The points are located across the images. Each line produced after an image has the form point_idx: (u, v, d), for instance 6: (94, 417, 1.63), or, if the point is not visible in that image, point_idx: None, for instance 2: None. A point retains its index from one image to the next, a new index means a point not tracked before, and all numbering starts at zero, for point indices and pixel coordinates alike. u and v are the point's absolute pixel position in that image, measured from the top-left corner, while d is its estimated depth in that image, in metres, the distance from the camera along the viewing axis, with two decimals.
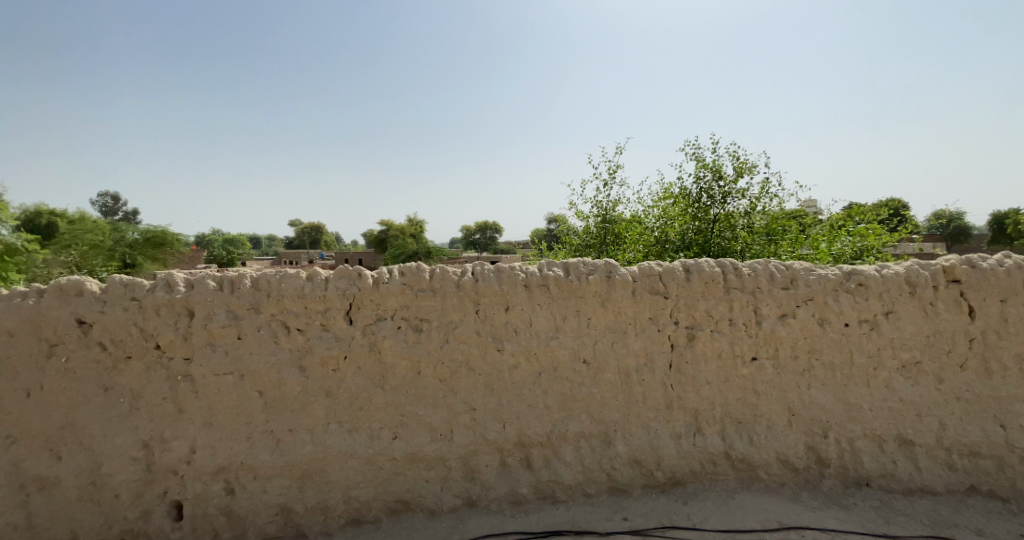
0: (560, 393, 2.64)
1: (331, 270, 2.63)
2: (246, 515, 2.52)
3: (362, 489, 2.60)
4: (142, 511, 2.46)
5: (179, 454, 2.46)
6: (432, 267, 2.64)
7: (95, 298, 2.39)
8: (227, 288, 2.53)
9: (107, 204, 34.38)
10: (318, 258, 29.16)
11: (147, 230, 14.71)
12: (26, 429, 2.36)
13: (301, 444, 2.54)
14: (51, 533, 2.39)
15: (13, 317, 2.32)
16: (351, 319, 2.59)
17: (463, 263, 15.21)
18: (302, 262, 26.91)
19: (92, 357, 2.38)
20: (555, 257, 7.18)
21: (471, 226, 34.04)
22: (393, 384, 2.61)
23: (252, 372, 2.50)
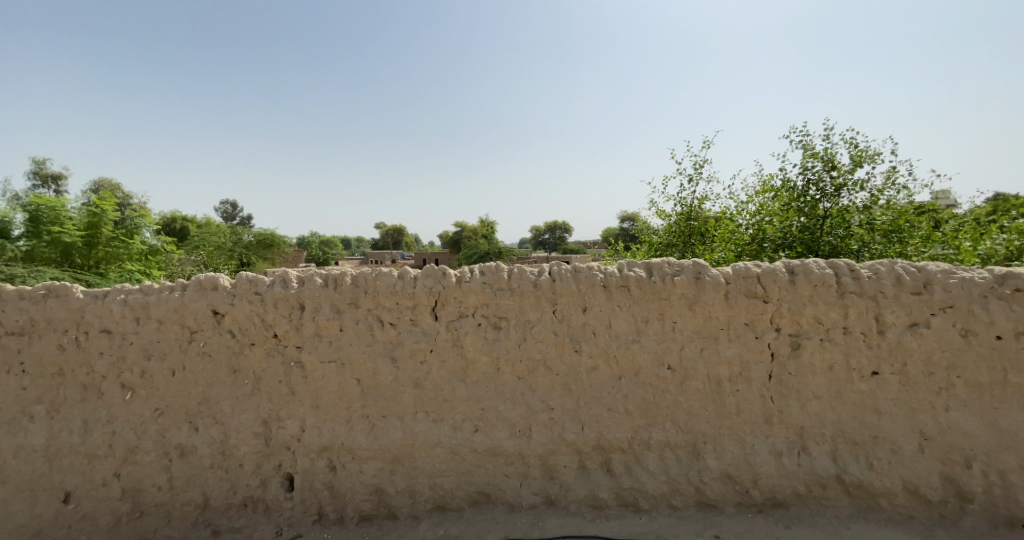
0: (643, 398, 2.54)
1: (418, 269, 2.78)
2: (346, 492, 2.75)
3: (446, 478, 2.71)
4: (260, 480, 2.79)
5: (291, 431, 2.76)
6: (511, 266, 2.68)
7: (226, 292, 2.75)
8: (331, 285, 2.78)
9: (228, 211, 39.51)
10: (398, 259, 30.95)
11: (258, 234, 16.78)
12: (173, 402, 2.78)
13: (392, 431, 2.72)
14: (191, 492, 2.79)
15: (164, 306, 2.74)
16: (436, 315, 2.72)
17: (531, 263, 15.19)
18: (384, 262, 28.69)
19: (224, 342, 2.75)
20: (634, 256, 6.94)
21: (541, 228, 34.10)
22: (474, 379, 2.69)
23: (350, 362, 2.72)
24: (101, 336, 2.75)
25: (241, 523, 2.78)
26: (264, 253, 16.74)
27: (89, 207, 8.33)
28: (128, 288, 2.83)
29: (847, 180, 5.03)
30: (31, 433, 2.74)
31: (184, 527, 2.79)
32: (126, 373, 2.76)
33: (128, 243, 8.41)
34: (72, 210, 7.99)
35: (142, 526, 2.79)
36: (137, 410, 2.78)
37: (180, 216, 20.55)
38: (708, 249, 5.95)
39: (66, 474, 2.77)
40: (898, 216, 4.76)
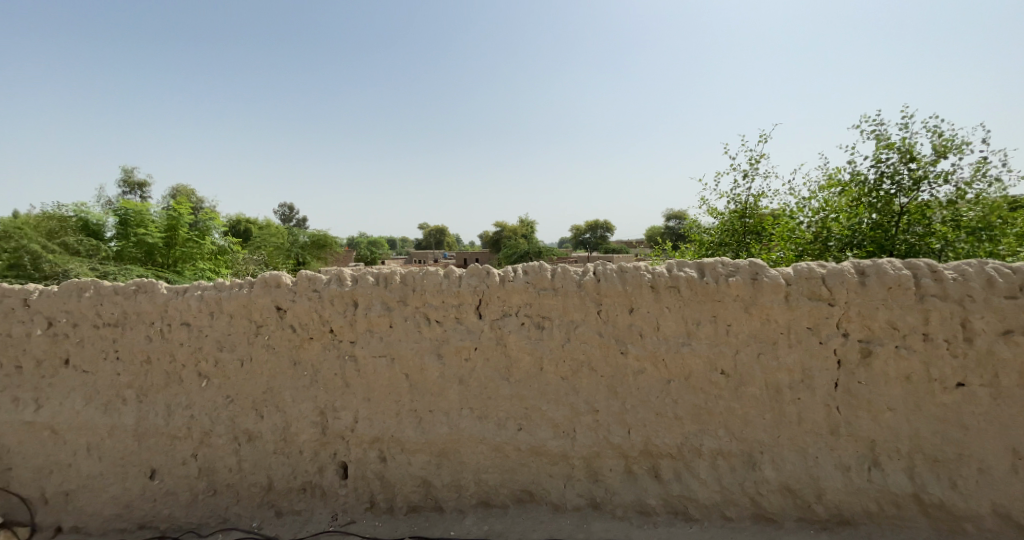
0: (693, 403, 2.45)
1: (463, 268, 2.83)
2: (395, 483, 2.85)
3: (491, 474, 2.74)
4: (317, 467, 2.95)
5: (345, 422, 2.89)
6: (555, 266, 2.66)
7: (287, 289, 2.93)
8: (382, 283, 2.89)
9: (286, 213, 41.93)
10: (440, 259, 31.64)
11: (313, 234, 17.68)
12: (241, 391, 2.99)
13: (439, 425, 2.78)
14: (256, 475, 2.99)
15: (234, 301, 2.95)
16: (480, 314, 2.75)
17: (571, 263, 15.00)
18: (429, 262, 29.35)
19: (286, 336, 2.93)
20: (684, 256, 6.71)
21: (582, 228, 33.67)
22: (517, 378, 2.70)
23: (399, 357, 2.82)
24: (180, 328, 3.00)
25: (300, 507, 2.95)
26: (318, 253, 17.64)
27: (168, 211, 9.16)
28: (201, 285, 3.07)
29: (927, 173, 4.61)
30: (122, 415, 3.04)
31: (249, 507, 3.00)
32: (202, 362, 3.00)
33: (201, 243, 9.15)
34: (155, 213, 8.82)
35: (214, 504, 3.02)
36: (211, 397, 3.02)
37: (243, 218, 22.01)
38: (765, 249, 5.63)
39: (150, 453, 3.04)
40: (989, 212, 4.29)
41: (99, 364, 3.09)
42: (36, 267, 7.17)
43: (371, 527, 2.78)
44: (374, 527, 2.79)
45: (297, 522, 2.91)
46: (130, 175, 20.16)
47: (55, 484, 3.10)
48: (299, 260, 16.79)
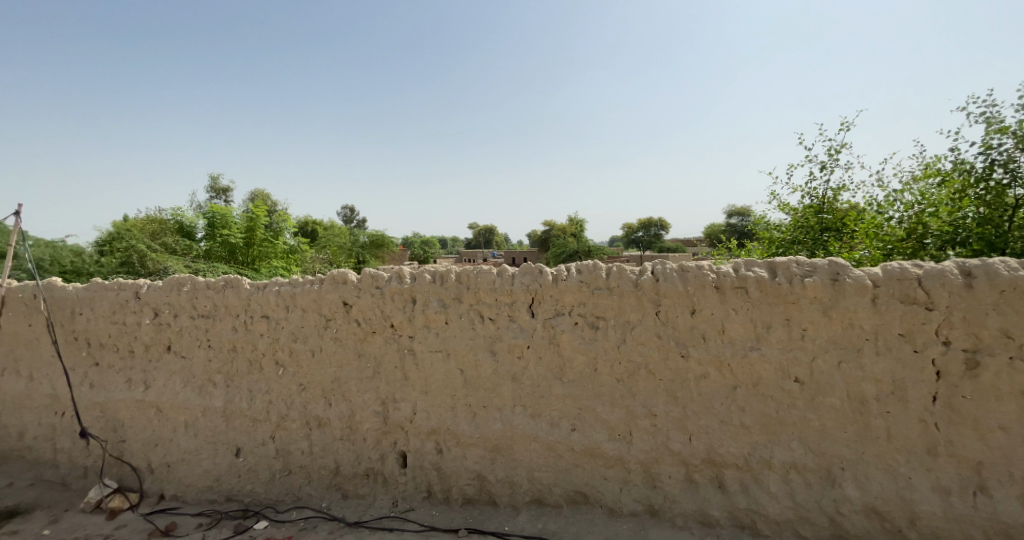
0: (762, 411, 2.31)
1: (516, 267, 2.84)
2: (451, 474, 2.92)
3: (544, 473, 2.73)
4: (378, 454, 3.08)
5: (404, 413, 3.00)
6: (610, 265, 2.60)
7: (352, 285, 3.08)
8: (438, 280, 2.96)
9: (347, 214, 44.25)
10: (490, 258, 32.07)
11: (372, 234, 18.54)
12: (312, 380, 3.20)
13: (493, 421, 2.81)
14: (324, 459, 3.19)
15: (305, 297, 3.16)
16: (532, 313, 2.75)
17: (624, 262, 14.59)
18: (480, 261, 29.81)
19: (351, 330, 3.09)
20: (751, 254, 6.32)
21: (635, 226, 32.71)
22: (571, 378, 2.67)
23: (454, 353, 2.88)
24: (259, 320, 3.26)
25: (363, 491, 3.11)
26: (378, 253, 18.47)
27: (248, 213, 9.98)
28: (276, 281, 3.31)
29: None
30: (213, 397, 3.35)
31: (319, 488, 3.20)
32: (278, 352, 3.24)
33: (275, 243, 9.88)
34: (237, 216, 9.64)
35: (288, 483, 3.26)
36: (286, 384, 3.25)
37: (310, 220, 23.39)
38: (847, 247, 5.16)
39: (235, 433, 3.33)
40: None
41: (194, 351, 3.42)
42: (142, 265, 8.07)
43: (429, 516, 2.88)
44: (431, 516, 2.88)
45: (361, 505, 3.07)
46: (217, 181, 22.21)
47: (159, 456, 3.47)
48: (361, 259, 17.65)
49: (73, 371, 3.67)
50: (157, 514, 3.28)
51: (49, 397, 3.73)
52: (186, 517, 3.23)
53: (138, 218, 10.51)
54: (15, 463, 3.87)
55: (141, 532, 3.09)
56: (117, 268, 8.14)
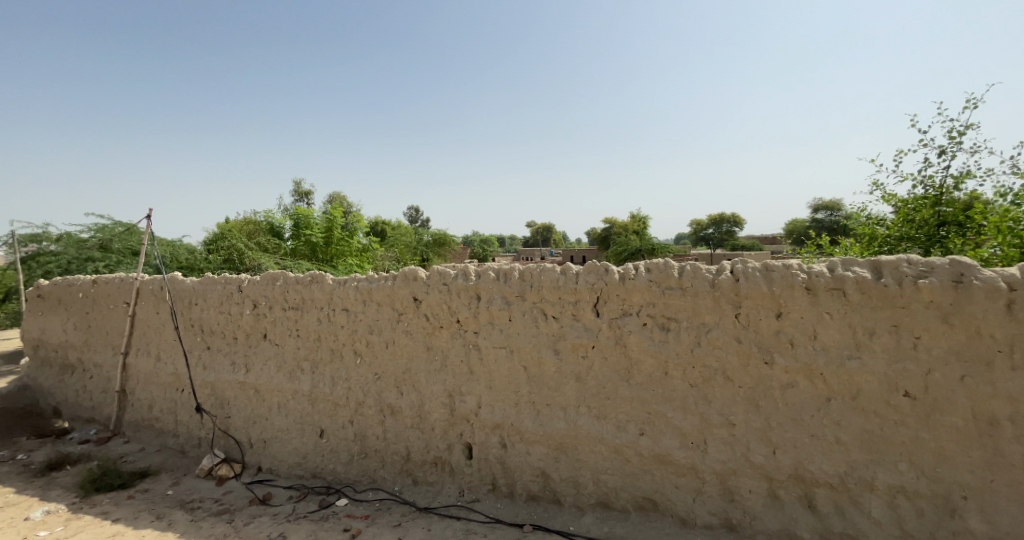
0: (862, 427, 2.08)
1: (581, 265, 2.78)
2: (516, 470, 2.94)
3: (611, 476, 2.67)
4: (446, 444, 3.18)
5: (470, 406, 3.06)
6: (682, 263, 2.47)
7: (422, 282, 3.20)
8: (503, 278, 2.99)
9: (414, 214, 46.27)
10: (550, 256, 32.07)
11: (436, 234, 19.28)
12: (386, 370, 3.37)
13: (557, 420, 2.79)
14: (396, 445, 3.35)
15: (380, 292, 3.33)
16: (598, 312, 2.69)
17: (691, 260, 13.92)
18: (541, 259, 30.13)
19: (420, 324, 3.21)
20: (850, 252, 5.71)
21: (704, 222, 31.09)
22: (639, 381, 2.58)
23: (518, 350, 2.89)
24: (339, 312, 3.49)
25: (433, 478, 3.23)
26: (442, 251, 19.09)
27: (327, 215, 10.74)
28: (353, 276, 3.52)
29: None
30: (300, 382, 3.64)
31: (392, 472, 3.37)
32: (356, 343, 3.45)
33: (350, 242, 10.53)
34: (317, 216, 10.42)
35: (364, 466, 3.46)
36: (362, 373, 3.45)
37: (380, 221, 24.58)
38: (973, 244, 4.47)
39: (319, 415, 3.59)
40: None
41: (284, 339, 3.74)
42: (241, 262, 8.98)
43: (493, 508, 2.93)
44: (496, 508, 2.93)
45: (430, 492, 3.20)
46: (301, 186, 24.14)
47: (257, 432, 3.84)
48: (427, 256, 18.33)
49: (189, 353, 4.17)
50: (256, 484, 3.63)
51: (170, 375, 4.26)
52: (279, 489, 3.56)
53: (236, 220, 11.70)
54: (146, 431, 4.47)
55: (243, 499, 3.45)
56: (220, 265, 9.12)
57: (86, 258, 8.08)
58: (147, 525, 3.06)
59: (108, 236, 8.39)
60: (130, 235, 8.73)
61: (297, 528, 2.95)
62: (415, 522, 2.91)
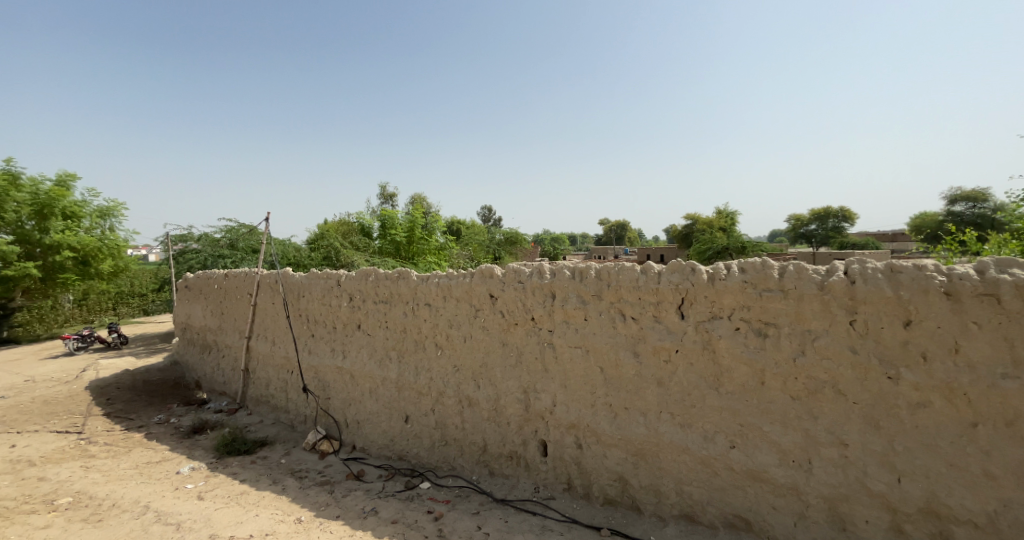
0: (1019, 460, 1.74)
1: (663, 264, 2.64)
2: (593, 471, 2.88)
3: (697, 488, 2.51)
4: (521, 440, 3.20)
5: (546, 404, 3.05)
6: (783, 263, 2.24)
7: (498, 279, 3.24)
8: (578, 277, 2.93)
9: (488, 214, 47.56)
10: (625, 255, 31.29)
11: (510, 233, 19.67)
12: (464, 363, 3.47)
13: (636, 424, 2.68)
14: (474, 436, 3.43)
15: (459, 288, 3.43)
16: (683, 314, 2.54)
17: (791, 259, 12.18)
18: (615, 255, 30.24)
19: (497, 320, 3.26)
20: (1006, 251, 4.78)
21: (805, 218, 27.90)
22: (730, 389, 2.39)
23: (595, 351, 2.82)
24: (422, 307, 3.66)
25: (508, 472, 3.27)
26: (513, 249, 19.31)
27: (409, 215, 11.34)
28: (434, 272, 3.66)
29: None
30: (388, 370, 3.88)
31: (469, 461, 3.46)
32: (436, 336, 3.60)
33: (429, 241, 11.03)
34: (400, 217, 11.06)
35: (444, 453, 3.59)
36: (442, 365, 3.59)
37: (457, 221, 25.38)
38: None
39: (405, 402, 3.79)
40: None
41: (374, 330, 4.02)
42: (337, 259, 9.81)
43: (570, 508, 2.89)
44: (572, 508, 2.89)
45: (506, 484, 3.24)
46: (386, 190, 26.13)
47: (352, 414, 4.15)
48: (499, 254, 18.66)
49: (296, 339, 4.63)
50: (351, 461, 3.94)
51: (282, 358, 4.77)
52: (371, 467, 3.82)
53: (333, 221, 12.79)
54: (263, 405, 5.05)
55: (341, 473, 3.76)
56: (320, 262, 9.93)
57: (217, 255, 9.35)
58: (266, 487, 3.46)
59: (234, 236, 9.66)
60: (251, 236, 9.91)
61: (387, 505, 3.15)
62: (493, 512, 2.98)
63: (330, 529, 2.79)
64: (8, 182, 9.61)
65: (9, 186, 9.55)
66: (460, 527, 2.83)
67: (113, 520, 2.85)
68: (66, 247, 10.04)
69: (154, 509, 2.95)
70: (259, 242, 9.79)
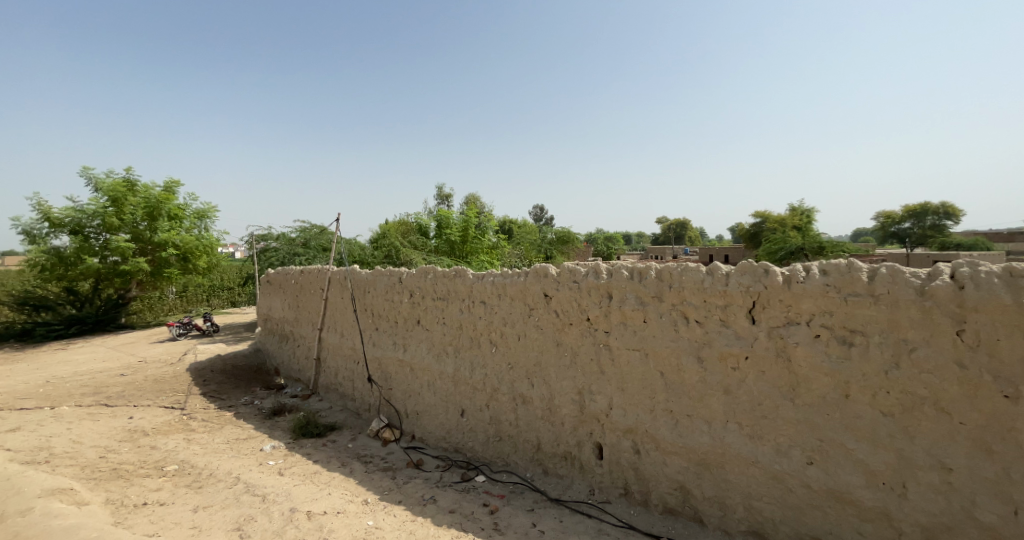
0: None
1: (731, 265, 2.50)
2: (651, 478, 2.79)
3: (767, 504, 2.35)
4: (576, 441, 3.17)
5: (603, 406, 3.00)
6: (872, 265, 2.04)
7: (553, 278, 3.23)
8: (637, 278, 2.85)
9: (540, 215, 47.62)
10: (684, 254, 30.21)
11: (565, 233, 19.57)
12: (518, 360, 3.49)
13: (700, 433, 2.56)
14: (528, 434, 3.45)
15: (514, 287, 3.46)
16: (754, 319, 2.39)
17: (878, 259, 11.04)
18: (675, 255, 29.14)
19: (552, 320, 3.25)
20: None
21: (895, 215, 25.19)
22: (807, 401, 2.22)
23: (654, 354, 2.73)
24: (478, 304, 3.73)
25: (562, 472, 3.25)
26: (565, 248, 19.08)
27: (464, 214, 11.60)
28: (489, 271, 3.70)
29: None
30: (445, 364, 3.99)
31: (523, 459, 3.48)
32: (492, 333, 3.65)
33: (483, 240, 11.23)
34: (456, 217, 11.37)
35: (498, 449, 3.64)
36: (497, 362, 3.63)
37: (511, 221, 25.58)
38: None
39: (461, 396, 3.89)
40: None
41: (432, 326, 4.15)
42: (397, 257, 10.26)
43: (627, 514, 2.83)
44: (629, 514, 2.82)
45: (561, 484, 3.23)
46: (443, 191, 27.01)
47: (412, 405, 4.32)
48: (550, 254, 18.64)
49: (362, 331, 4.89)
50: (410, 450, 4.10)
51: (350, 349, 5.06)
52: (429, 457, 3.96)
53: (394, 221, 13.34)
54: (332, 392, 5.39)
55: (401, 461, 3.93)
56: (383, 261, 10.47)
57: (293, 253, 10.13)
58: (335, 469, 3.69)
59: (307, 235, 10.41)
60: (322, 235, 10.64)
61: (445, 495, 3.24)
62: (547, 511, 2.98)
63: (394, 513, 2.92)
64: (125, 188, 10.94)
65: (125, 192, 10.88)
66: (515, 522, 2.85)
67: (210, 487, 3.18)
68: (170, 245, 11.28)
69: (243, 481, 3.25)
70: (329, 241, 10.45)
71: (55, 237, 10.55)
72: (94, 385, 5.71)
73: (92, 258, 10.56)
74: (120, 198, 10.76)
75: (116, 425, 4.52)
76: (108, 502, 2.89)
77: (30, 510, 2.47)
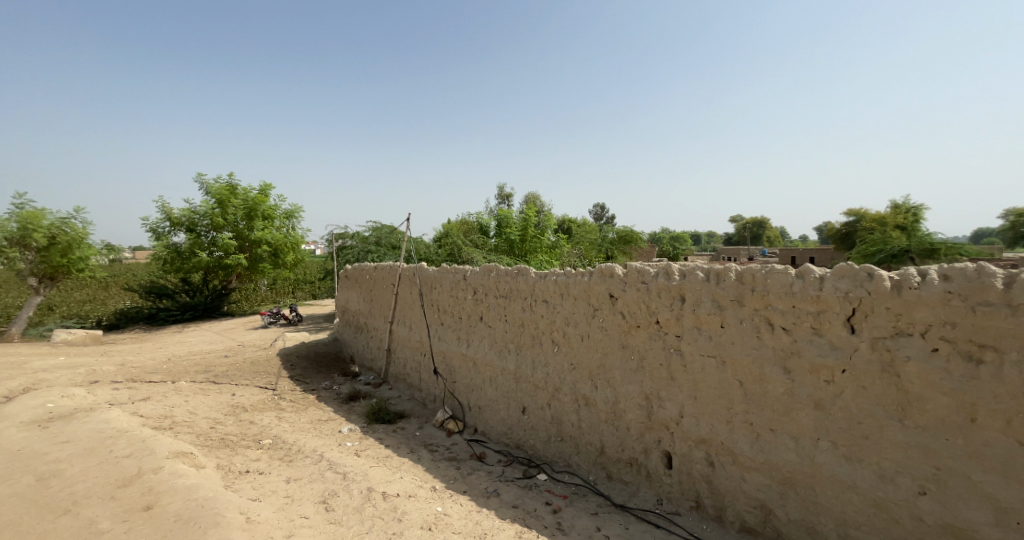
0: None
1: (826, 268, 2.28)
2: (727, 493, 2.63)
3: (866, 534, 2.13)
4: (643, 447, 3.07)
5: (673, 414, 2.87)
6: (1007, 270, 1.75)
7: (619, 278, 3.14)
8: (714, 280, 2.69)
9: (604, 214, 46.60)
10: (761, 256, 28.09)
11: (630, 233, 19.03)
12: (581, 361, 3.44)
13: (784, 449, 2.37)
14: (591, 437, 3.39)
15: (579, 287, 3.41)
16: (853, 328, 2.16)
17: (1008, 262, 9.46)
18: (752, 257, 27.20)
19: (618, 322, 3.16)
20: None
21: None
22: (918, 423, 1.97)
23: (732, 362, 2.57)
24: (540, 303, 3.72)
25: (628, 478, 3.16)
26: (627, 248, 18.59)
27: (523, 214, 11.65)
28: (552, 270, 3.68)
29: None
30: (507, 361, 4.03)
31: (586, 461, 3.43)
32: (554, 332, 3.63)
33: (542, 239, 11.21)
34: (516, 217, 11.47)
35: (560, 449, 3.62)
36: (560, 361, 3.61)
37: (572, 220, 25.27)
38: None
39: (522, 394, 3.91)
40: None
41: (495, 322, 4.21)
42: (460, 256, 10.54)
43: (697, 527, 2.69)
44: (701, 528, 2.68)
45: (626, 491, 3.14)
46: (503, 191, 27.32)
47: (475, 399, 4.43)
48: (612, 254, 18.26)
49: (429, 326, 5.09)
50: (473, 442, 4.21)
51: (417, 342, 5.29)
52: (491, 451, 4.03)
53: (456, 221, 13.74)
54: (400, 382, 5.67)
55: (465, 452, 4.04)
56: (447, 259, 10.82)
57: (366, 250, 10.78)
58: (405, 455, 3.87)
59: (379, 234, 11.03)
60: (393, 234, 11.22)
61: (507, 490, 3.28)
62: (611, 516, 2.91)
63: (460, 502, 3.01)
64: (229, 191, 12.27)
65: (229, 194, 12.19)
66: (579, 525, 2.82)
67: (299, 462, 3.47)
68: (264, 242, 12.49)
69: (327, 458, 3.51)
70: (398, 240, 11.00)
71: (174, 234, 12.05)
72: (203, 365, 6.46)
73: (202, 252, 11.94)
74: (225, 200, 12.08)
75: (221, 400, 5.08)
76: (219, 467, 3.26)
77: (160, 468, 2.85)
